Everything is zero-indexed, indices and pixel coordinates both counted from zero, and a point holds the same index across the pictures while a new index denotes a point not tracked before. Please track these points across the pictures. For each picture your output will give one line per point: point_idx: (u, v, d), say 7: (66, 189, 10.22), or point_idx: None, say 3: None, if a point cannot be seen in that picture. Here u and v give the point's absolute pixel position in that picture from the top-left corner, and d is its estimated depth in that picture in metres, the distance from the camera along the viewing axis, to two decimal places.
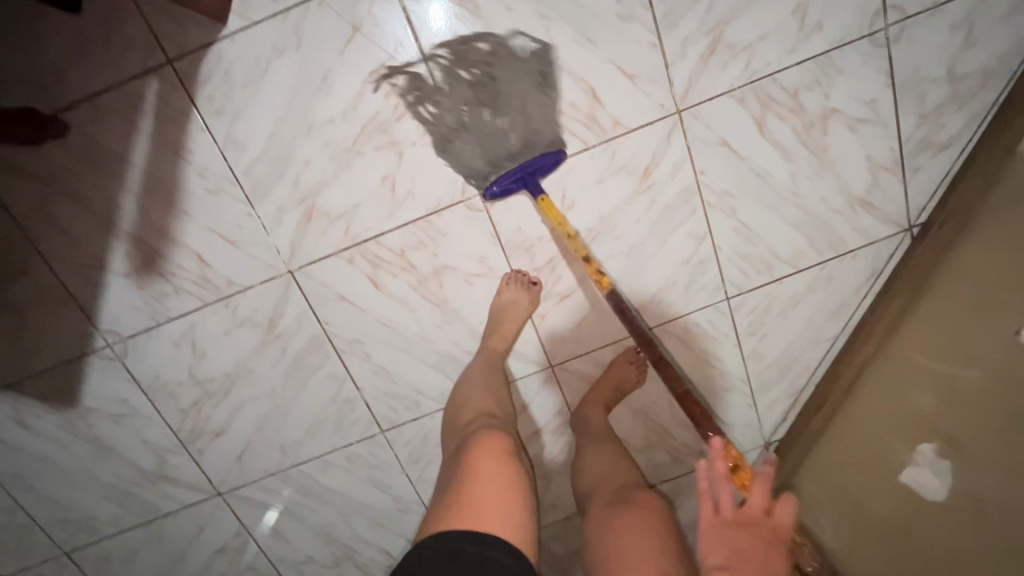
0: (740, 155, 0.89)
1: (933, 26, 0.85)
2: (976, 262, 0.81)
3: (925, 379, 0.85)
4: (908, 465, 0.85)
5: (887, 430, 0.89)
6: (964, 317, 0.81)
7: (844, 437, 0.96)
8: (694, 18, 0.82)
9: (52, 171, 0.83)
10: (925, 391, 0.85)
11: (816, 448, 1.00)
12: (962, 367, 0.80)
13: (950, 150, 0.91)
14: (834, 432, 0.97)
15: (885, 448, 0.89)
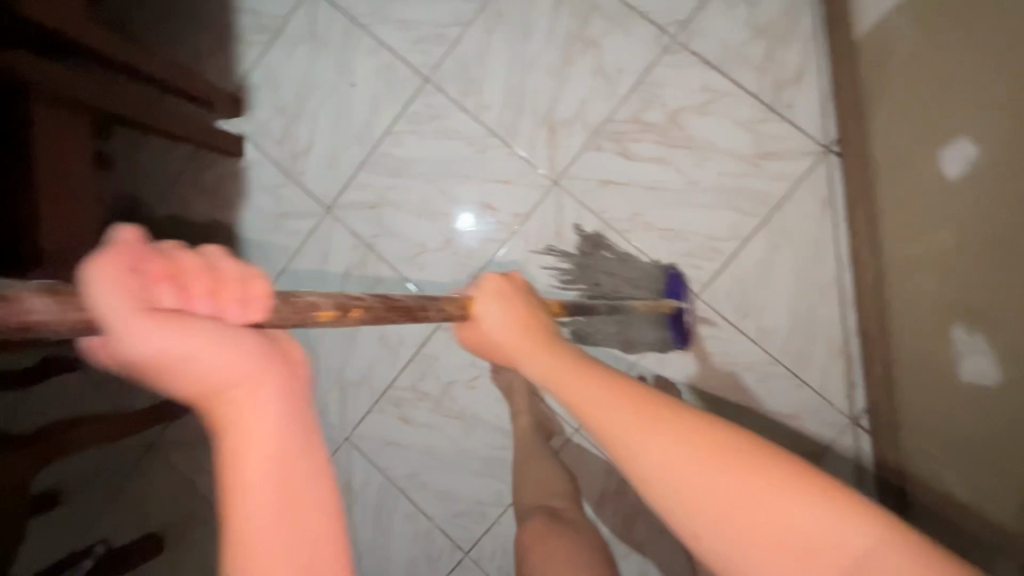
0: (626, 182, 1.03)
1: (712, 13, 1.00)
2: (891, 126, 0.85)
3: (925, 242, 0.79)
4: (957, 355, 0.74)
5: (935, 319, 0.78)
6: (912, 162, 0.80)
7: (917, 357, 0.83)
8: (528, 121, 1.07)
9: (194, 433, 1.21)
10: (932, 245, 0.77)
11: (907, 385, 0.87)
12: (949, 205, 0.73)
13: (806, 78, 0.97)
14: (905, 359, 0.86)
15: (937, 341, 0.77)
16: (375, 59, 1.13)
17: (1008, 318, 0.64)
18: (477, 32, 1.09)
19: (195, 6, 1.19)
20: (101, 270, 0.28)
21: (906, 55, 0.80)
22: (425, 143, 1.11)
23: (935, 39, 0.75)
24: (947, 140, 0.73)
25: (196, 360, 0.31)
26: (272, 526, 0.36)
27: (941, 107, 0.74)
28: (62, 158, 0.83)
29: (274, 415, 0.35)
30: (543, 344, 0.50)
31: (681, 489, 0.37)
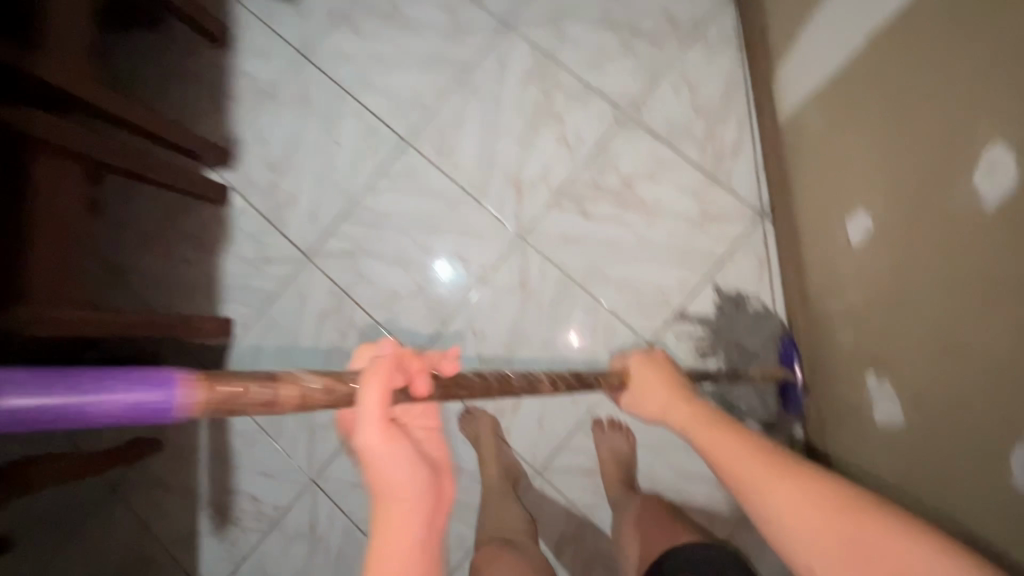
0: (585, 239, 1.13)
1: (659, 95, 1.14)
2: (808, 193, 0.96)
3: (841, 295, 0.87)
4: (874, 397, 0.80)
5: (852, 365, 0.85)
6: (825, 225, 0.90)
7: (839, 401, 0.90)
8: (498, 181, 1.17)
9: (156, 475, 1.20)
10: (847, 298, 0.85)
11: (833, 428, 0.92)
12: (856, 261, 0.82)
13: (742, 152, 1.11)
14: (830, 403, 0.93)
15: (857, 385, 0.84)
16: (360, 122, 1.24)
17: (914, 359, 0.70)
18: (454, 101, 1.21)
19: (193, 68, 1.29)
20: (378, 373, 0.48)
21: (815, 140, 0.91)
22: (402, 198, 1.20)
23: (829, 120, 0.86)
24: (850, 213, 0.82)
25: (388, 466, 0.49)
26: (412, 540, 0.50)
27: (838, 178, 0.85)
28: (59, 195, 0.86)
29: (414, 473, 0.51)
30: (687, 402, 0.67)
31: (777, 504, 0.54)
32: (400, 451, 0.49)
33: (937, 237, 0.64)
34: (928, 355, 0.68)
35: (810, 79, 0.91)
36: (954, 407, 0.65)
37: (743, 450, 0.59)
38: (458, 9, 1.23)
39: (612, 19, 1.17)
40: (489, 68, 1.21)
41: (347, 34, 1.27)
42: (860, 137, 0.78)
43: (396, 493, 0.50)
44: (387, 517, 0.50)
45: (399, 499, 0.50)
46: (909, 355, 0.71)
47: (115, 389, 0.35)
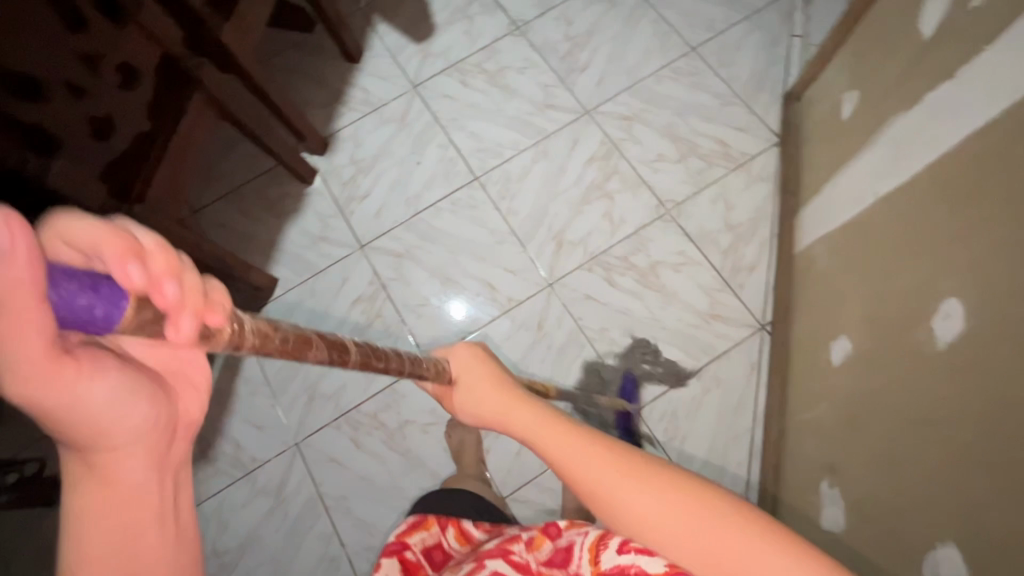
0: (604, 302, 1.26)
1: (699, 203, 1.32)
2: (803, 318, 1.11)
3: (809, 402, 1.01)
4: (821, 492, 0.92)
5: (808, 463, 0.97)
6: (809, 344, 1.06)
7: (791, 495, 1.02)
8: (543, 233, 1.33)
9: None
10: (813, 406, 0.99)
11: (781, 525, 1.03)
12: (827, 376, 0.97)
13: (757, 270, 1.26)
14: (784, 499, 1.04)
15: (809, 481, 0.96)
16: (442, 151, 1.44)
17: (860, 461, 0.83)
18: (526, 158, 1.40)
19: (321, 72, 1.53)
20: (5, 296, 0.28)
21: (819, 274, 1.07)
22: (458, 222, 1.37)
23: (828, 261, 1.04)
24: (833, 337, 0.97)
25: (104, 413, 0.36)
26: (117, 548, 0.37)
27: (827, 307, 1.01)
28: (186, 133, 0.99)
29: (139, 466, 0.38)
30: (523, 401, 0.58)
31: (633, 509, 0.45)
32: (122, 428, 0.37)
33: (898, 363, 0.79)
34: (874, 459, 0.81)
35: (824, 223, 1.09)
36: (890, 514, 0.76)
37: (586, 444, 0.50)
38: (550, 89, 1.46)
39: (674, 133, 1.38)
40: (563, 140, 1.41)
41: (455, 81, 1.50)
42: (852, 277, 0.94)
43: (88, 504, 0.37)
44: (82, 542, 0.37)
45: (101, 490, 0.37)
46: (857, 457, 0.85)
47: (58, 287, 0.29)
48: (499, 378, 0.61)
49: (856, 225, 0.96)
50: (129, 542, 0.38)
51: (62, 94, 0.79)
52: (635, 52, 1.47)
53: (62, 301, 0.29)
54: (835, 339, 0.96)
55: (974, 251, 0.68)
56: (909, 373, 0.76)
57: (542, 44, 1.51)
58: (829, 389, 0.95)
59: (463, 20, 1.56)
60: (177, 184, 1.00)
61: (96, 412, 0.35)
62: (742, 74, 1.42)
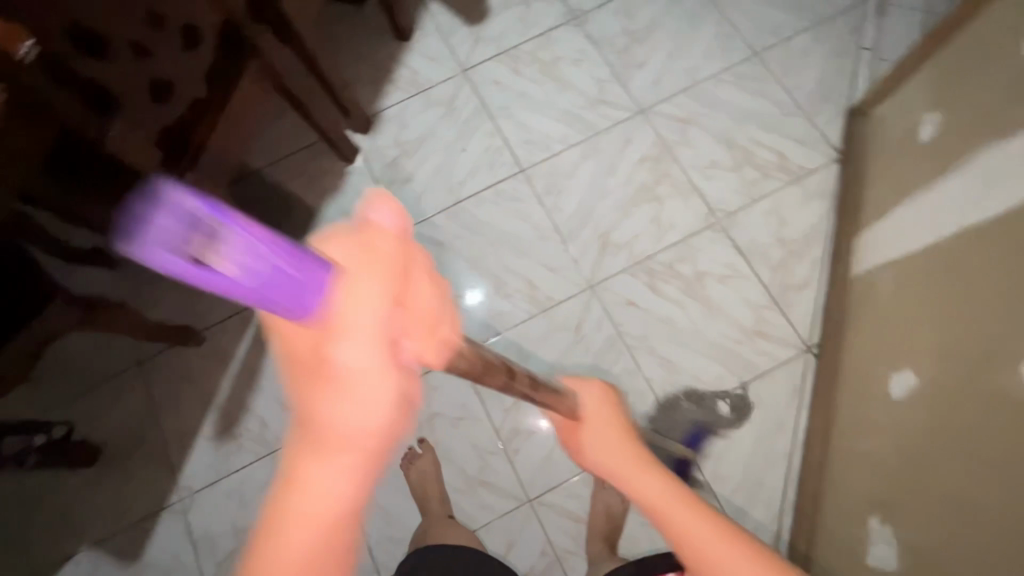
0: (646, 310, 1.23)
1: (751, 215, 1.28)
2: (859, 346, 1.07)
3: (861, 433, 0.98)
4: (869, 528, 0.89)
5: (857, 497, 0.94)
6: (866, 372, 1.02)
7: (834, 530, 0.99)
8: (587, 232, 1.29)
9: (185, 366, 1.27)
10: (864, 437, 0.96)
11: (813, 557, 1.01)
12: (886, 408, 0.93)
13: (808, 289, 1.22)
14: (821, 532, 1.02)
15: (855, 516, 0.93)
16: (489, 139, 1.39)
17: (921, 501, 0.81)
18: (575, 154, 1.36)
19: (369, 47, 1.48)
20: (368, 267, 0.30)
21: (881, 301, 1.03)
22: (500, 214, 1.33)
23: (897, 287, 0.99)
24: (895, 370, 0.93)
25: (353, 408, 0.31)
26: (312, 549, 0.33)
27: (893, 335, 0.97)
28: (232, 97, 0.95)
29: (346, 468, 0.33)
30: (634, 450, 0.70)
31: None
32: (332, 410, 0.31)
33: (976, 405, 0.75)
34: (937, 500, 0.78)
35: (892, 248, 1.04)
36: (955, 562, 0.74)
37: (689, 509, 0.61)
38: (605, 84, 1.41)
39: (731, 140, 1.34)
40: (615, 139, 1.36)
41: (507, 68, 1.45)
42: (928, 311, 0.89)
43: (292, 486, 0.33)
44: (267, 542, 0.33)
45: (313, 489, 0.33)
46: (917, 496, 0.82)
47: (300, 258, 0.28)
48: (618, 421, 0.74)
49: (936, 252, 0.90)
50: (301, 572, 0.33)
51: (125, 52, 0.76)
52: (696, 52, 1.42)
53: (370, 290, 0.30)
54: (898, 369, 0.92)
55: None
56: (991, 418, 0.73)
57: (599, 36, 1.45)
58: (888, 422, 0.91)
59: (519, 5, 1.51)
60: (226, 152, 0.97)
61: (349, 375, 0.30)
62: (806, 85, 1.37)
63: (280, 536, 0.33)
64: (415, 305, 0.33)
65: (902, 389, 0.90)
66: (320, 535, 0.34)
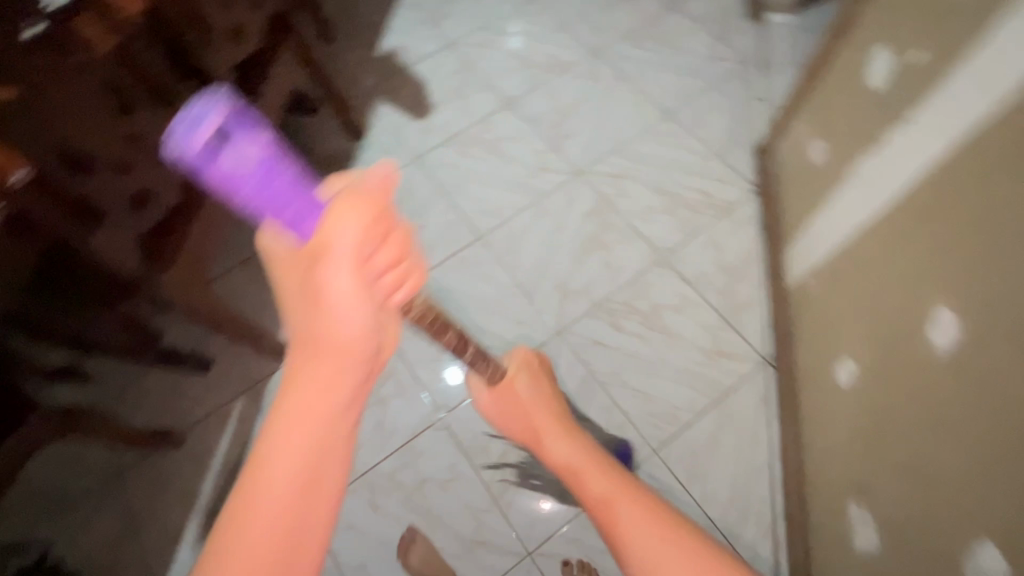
0: (612, 347, 1.31)
1: (690, 249, 1.41)
2: (811, 341, 1.15)
3: (830, 421, 1.03)
4: (854, 526, 0.92)
5: (844, 481, 0.97)
6: (821, 365, 1.09)
7: (822, 525, 1.02)
8: (547, 284, 1.40)
9: (165, 471, 1.25)
10: (834, 426, 1.02)
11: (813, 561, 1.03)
12: (845, 390, 1.00)
13: (754, 305, 1.33)
14: (814, 532, 1.05)
15: (840, 499, 0.97)
16: (447, 214, 1.52)
17: (888, 472, 0.85)
18: (526, 217, 1.49)
19: (328, 148, 1.63)
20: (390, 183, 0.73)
21: (816, 305, 1.14)
22: (465, 278, 1.42)
23: (829, 284, 1.10)
24: (838, 359, 1.03)
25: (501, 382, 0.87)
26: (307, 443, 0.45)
27: (835, 328, 1.05)
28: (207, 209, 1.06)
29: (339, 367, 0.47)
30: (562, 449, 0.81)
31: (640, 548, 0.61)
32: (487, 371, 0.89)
33: (912, 369, 0.81)
34: (906, 472, 0.81)
35: (820, 248, 1.14)
36: (930, 530, 0.76)
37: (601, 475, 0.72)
38: (543, 154, 1.59)
39: (662, 188, 1.50)
40: (560, 199, 1.51)
41: (455, 152, 1.62)
42: (852, 300, 1.00)
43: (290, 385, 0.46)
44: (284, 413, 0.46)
45: (298, 410, 0.45)
46: (886, 474, 0.86)
47: None
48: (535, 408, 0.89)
49: (849, 247, 1.03)
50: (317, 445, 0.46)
51: (107, 169, 0.86)
52: (617, 119, 1.62)
53: None
54: (850, 349, 1.00)
55: (970, 251, 0.72)
56: (929, 375, 0.78)
57: (532, 116, 1.65)
58: (850, 404, 0.98)
59: (458, 98, 1.71)
60: (197, 249, 1.07)
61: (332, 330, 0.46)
62: (715, 133, 1.57)
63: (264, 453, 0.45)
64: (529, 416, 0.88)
65: (845, 374, 1.00)
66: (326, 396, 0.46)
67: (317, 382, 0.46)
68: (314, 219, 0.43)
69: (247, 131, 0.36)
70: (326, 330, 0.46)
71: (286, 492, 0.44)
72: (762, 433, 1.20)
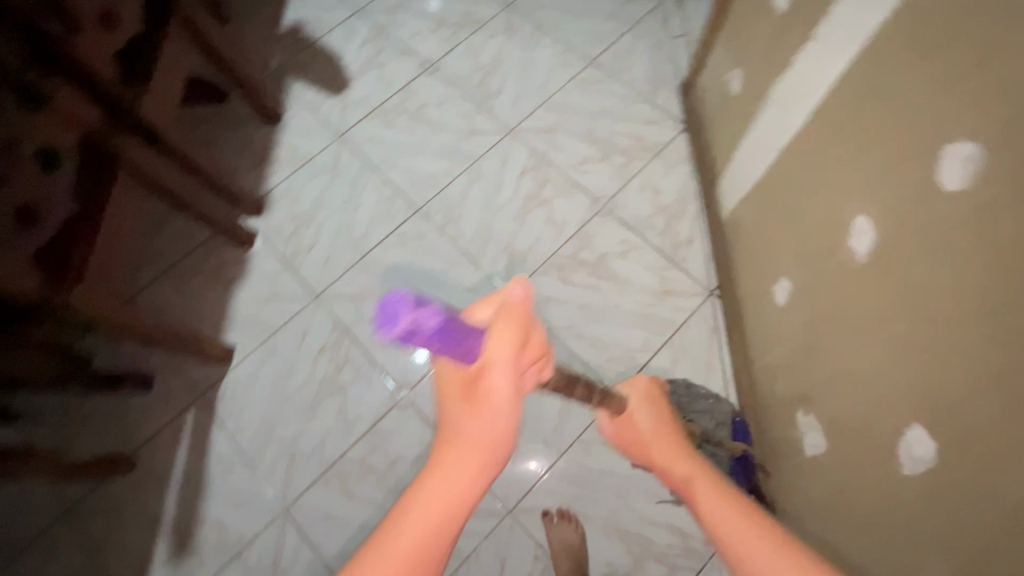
0: (564, 300, 1.32)
1: (628, 194, 1.42)
2: (749, 269, 1.19)
3: (775, 341, 1.08)
4: (806, 436, 0.97)
5: (794, 396, 1.01)
6: (761, 288, 1.14)
7: (778, 439, 1.07)
8: (492, 247, 1.38)
9: (121, 497, 1.19)
10: (779, 345, 1.07)
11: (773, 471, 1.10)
12: (784, 310, 1.04)
13: (695, 241, 1.36)
14: (769, 446, 1.11)
15: (790, 413, 1.03)
16: (380, 190, 1.47)
17: (832, 382, 0.89)
18: (462, 184, 1.46)
19: (244, 136, 1.53)
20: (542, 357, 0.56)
21: (749, 232, 1.18)
22: (409, 253, 1.39)
23: (758, 210, 1.13)
24: (776, 281, 1.07)
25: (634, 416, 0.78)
26: (438, 516, 0.50)
27: (769, 251, 1.09)
28: (113, 213, 0.98)
29: (476, 466, 0.52)
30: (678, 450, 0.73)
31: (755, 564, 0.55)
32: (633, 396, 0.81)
33: (845, 280, 0.84)
34: (847, 379, 0.85)
35: (746, 177, 1.17)
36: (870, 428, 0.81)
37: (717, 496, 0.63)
38: (471, 116, 1.54)
39: (594, 136, 1.49)
40: (494, 160, 1.48)
41: (380, 124, 1.55)
42: (781, 222, 1.03)
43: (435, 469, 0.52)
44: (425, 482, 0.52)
45: (426, 506, 0.51)
46: (830, 384, 0.90)
47: None
48: (664, 416, 0.79)
49: (773, 170, 1.05)
50: (446, 515, 0.51)
51: None
52: (542, 71, 1.59)
53: None
54: (784, 270, 1.03)
55: (881, 157, 0.74)
56: (861, 284, 0.81)
57: (455, 78, 1.60)
58: (790, 322, 1.02)
59: (376, 68, 1.63)
60: (117, 259, 0.98)
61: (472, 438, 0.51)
62: (639, 75, 1.56)
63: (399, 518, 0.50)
64: (645, 428, 0.77)
65: (782, 296, 1.04)
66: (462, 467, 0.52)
67: (454, 460, 0.52)
68: (478, 341, 0.49)
69: (425, 307, 0.44)
70: (470, 424, 0.52)
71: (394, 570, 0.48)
72: (715, 361, 1.25)
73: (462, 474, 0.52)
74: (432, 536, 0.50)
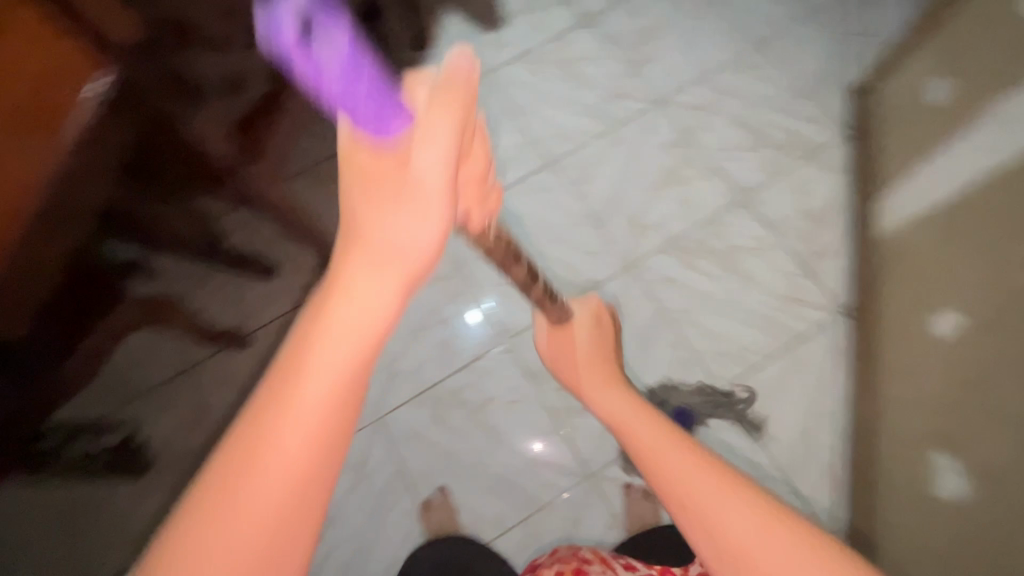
0: (684, 285, 1.28)
1: (773, 191, 1.35)
2: (901, 294, 1.19)
3: (921, 368, 1.11)
4: (947, 464, 1.03)
5: (939, 422, 1.06)
6: (913, 314, 1.15)
7: (898, 464, 1.10)
8: (619, 215, 1.35)
9: (232, 371, 1.26)
10: (929, 372, 1.09)
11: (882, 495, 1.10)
12: (950, 341, 1.07)
13: (836, 253, 1.28)
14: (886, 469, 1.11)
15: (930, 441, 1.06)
16: (516, 137, 1.45)
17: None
18: (601, 145, 1.43)
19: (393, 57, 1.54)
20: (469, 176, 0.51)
21: (917, 257, 1.17)
22: (534, 203, 1.37)
23: (945, 239, 1.13)
24: (937, 311, 1.11)
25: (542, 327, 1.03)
26: (340, 371, 0.40)
27: (948, 282, 1.11)
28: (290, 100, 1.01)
29: (393, 283, 0.42)
30: (672, 444, 0.68)
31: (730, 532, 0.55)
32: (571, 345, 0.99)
33: None
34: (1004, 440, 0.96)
35: (922, 204, 1.18)
36: None
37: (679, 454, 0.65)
38: (622, 79, 1.49)
39: (747, 124, 1.42)
40: (636, 128, 1.44)
41: (526, 70, 1.52)
42: (982, 257, 1.06)
43: (335, 288, 0.41)
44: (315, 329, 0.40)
45: (315, 367, 0.40)
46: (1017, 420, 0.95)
47: None
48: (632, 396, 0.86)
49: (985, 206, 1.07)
50: (347, 368, 0.40)
51: None
52: (704, 45, 1.50)
53: None
54: (964, 303, 1.07)
55: None
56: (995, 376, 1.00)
57: (611, 36, 1.54)
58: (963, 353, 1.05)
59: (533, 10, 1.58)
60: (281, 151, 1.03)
61: (387, 244, 0.43)
62: (810, 66, 1.45)
63: (281, 392, 0.39)
64: (568, 354, 0.98)
65: (953, 326, 1.07)
66: (372, 300, 0.42)
67: (353, 299, 0.41)
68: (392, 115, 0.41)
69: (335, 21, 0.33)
70: (380, 221, 0.43)
71: (275, 491, 0.37)
72: (831, 381, 1.20)
73: (371, 316, 0.42)
74: (332, 402, 0.40)
